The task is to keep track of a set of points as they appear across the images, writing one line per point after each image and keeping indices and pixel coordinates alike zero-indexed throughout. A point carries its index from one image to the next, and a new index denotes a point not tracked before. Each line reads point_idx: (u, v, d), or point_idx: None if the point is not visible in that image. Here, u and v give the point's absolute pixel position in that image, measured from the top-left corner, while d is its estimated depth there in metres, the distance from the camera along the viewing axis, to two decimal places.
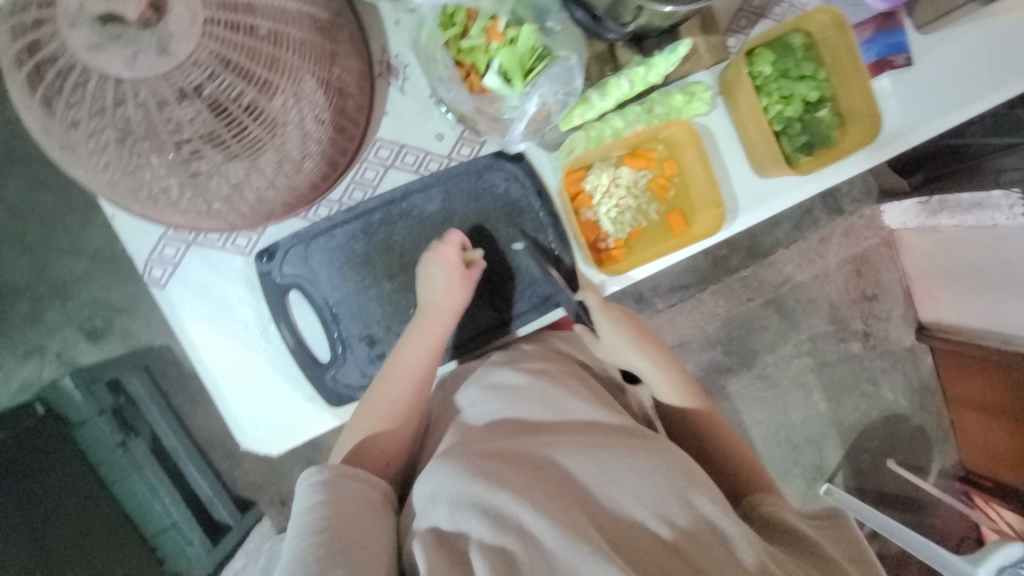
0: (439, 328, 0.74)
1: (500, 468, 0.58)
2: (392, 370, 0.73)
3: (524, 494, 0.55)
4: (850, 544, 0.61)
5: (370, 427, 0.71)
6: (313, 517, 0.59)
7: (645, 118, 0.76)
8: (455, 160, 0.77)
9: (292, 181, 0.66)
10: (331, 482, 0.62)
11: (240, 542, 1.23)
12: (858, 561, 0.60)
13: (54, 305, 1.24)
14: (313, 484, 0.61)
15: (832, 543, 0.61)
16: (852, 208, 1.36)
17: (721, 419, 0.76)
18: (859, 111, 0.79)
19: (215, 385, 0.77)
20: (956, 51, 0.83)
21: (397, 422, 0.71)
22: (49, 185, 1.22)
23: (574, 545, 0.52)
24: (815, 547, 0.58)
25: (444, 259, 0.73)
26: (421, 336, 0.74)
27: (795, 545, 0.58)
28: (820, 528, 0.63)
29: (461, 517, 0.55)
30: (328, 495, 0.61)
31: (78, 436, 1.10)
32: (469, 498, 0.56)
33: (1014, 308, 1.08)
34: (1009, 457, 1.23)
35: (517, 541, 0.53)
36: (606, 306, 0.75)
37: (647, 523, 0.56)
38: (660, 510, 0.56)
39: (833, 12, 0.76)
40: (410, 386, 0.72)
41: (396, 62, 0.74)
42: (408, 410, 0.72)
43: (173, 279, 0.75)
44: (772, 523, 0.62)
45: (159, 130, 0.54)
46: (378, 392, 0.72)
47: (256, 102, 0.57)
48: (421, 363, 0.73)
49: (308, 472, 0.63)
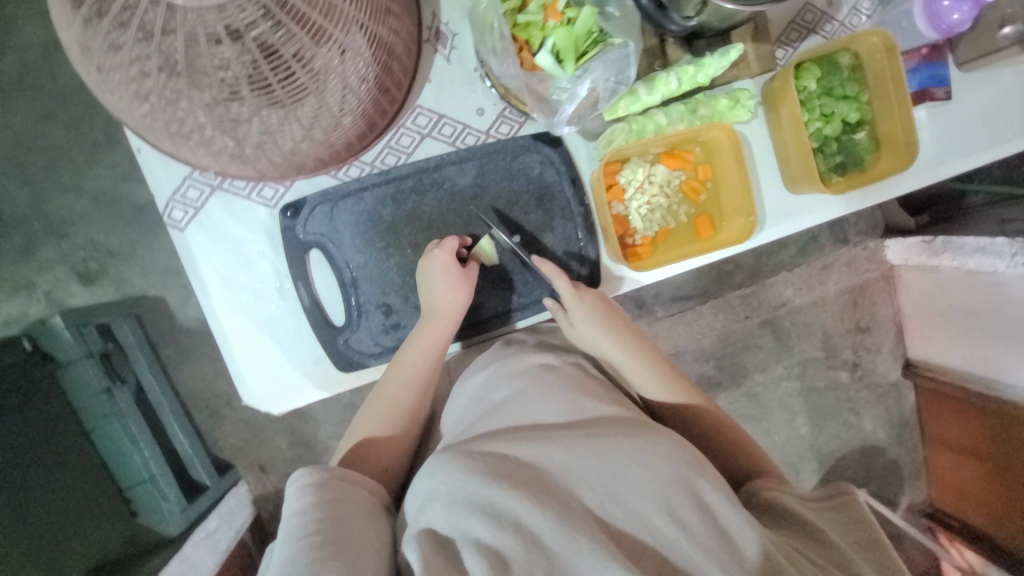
0: (444, 333, 0.74)
1: (499, 466, 0.58)
2: (396, 372, 0.72)
3: (524, 494, 0.55)
4: (859, 526, 0.60)
5: (370, 431, 0.70)
6: (305, 518, 0.55)
7: (689, 117, 0.76)
8: (493, 137, 0.78)
9: (328, 136, 0.65)
10: (323, 484, 0.58)
11: (214, 504, 1.19)
12: (866, 546, 0.59)
13: (48, 242, 1.20)
14: (302, 487, 0.57)
15: (836, 527, 0.60)
16: (857, 239, 1.38)
17: (708, 406, 0.75)
18: (896, 137, 0.79)
19: (223, 336, 0.76)
20: (994, 93, 0.84)
21: (396, 429, 0.71)
22: (57, 118, 1.18)
23: (574, 541, 0.52)
24: (820, 534, 0.57)
25: (438, 262, 0.72)
26: (422, 341, 0.73)
27: (798, 533, 0.58)
28: (825, 512, 0.62)
29: (459, 516, 0.54)
30: (320, 497, 0.57)
31: (64, 376, 1.05)
32: (468, 495, 0.55)
33: (1005, 356, 1.10)
34: (977, 499, 1.26)
35: (515, 540, 0.52)
36: (578, 291, 0.75)
37: (649, 515, 0.54)
38: (666, 502, 0.54)
39: (884, 35, 0.76)
40: (411, 394, 0.72)
41: (446, 30, 0.74)
42: (410, 417, 0.71)
43: (193, 222, 0.75)
44: (775, 510, 0.61)
45: (204, 66, 0.51)
46: (381, 394, 0.72)
47: (308, 50, 0.55)
48: (426, 367, 0.73)
49: (296, 474, 0.58)
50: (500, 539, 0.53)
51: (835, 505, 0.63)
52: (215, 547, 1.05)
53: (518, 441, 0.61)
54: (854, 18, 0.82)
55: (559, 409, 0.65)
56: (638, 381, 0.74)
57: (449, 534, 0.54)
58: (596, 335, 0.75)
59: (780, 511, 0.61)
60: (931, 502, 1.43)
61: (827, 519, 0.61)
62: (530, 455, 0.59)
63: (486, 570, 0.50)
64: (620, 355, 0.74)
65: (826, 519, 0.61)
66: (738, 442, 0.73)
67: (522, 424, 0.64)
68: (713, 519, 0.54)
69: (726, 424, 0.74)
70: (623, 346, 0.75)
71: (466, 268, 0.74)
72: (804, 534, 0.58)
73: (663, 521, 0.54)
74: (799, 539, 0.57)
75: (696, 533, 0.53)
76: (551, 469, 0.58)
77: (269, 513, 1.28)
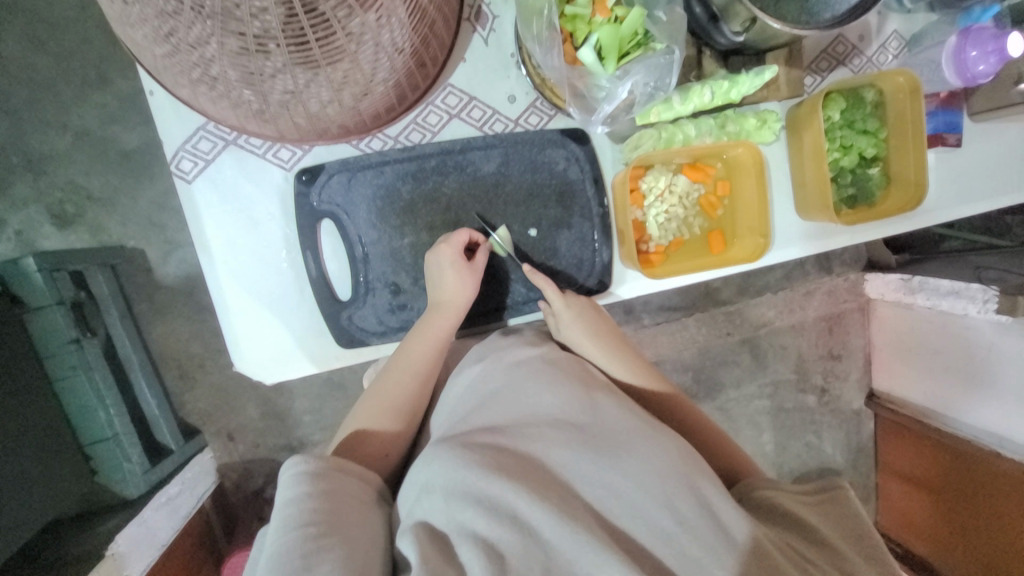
0: (447, 325, 0.73)
1: (498, 458, 0.57)
2: (399, 360, 0.71)
3: (522, 488, 0.55)
4: (850, 520, 0.62)
5: (369, 417, 0.69)
6: (299, 509, 0.53)
7: (716, 132, 0.77)
8: (521, 127, 0.77)
9: (357, 103, 0.62)
10: (316, 474, 0.56)
11: (178, 469, 1.14)
12: (856, 537, 0.60)
13: (25, 178, 1.13)
14: (295, 476, 0.55)
15: (830, 522, 0.62)
16: (840, 270, 1.42)
17: (687, 401, 0.76)
18: (906, 178, 0.82)
19: (222, 301, 0.74)
20: (999, 145, 0.88)
21: (394, 417, 0.69)
22: (47, 47, 1.10)
23: (569, 534, 0.53)
24: (813, 534, 0.59)
25: (448, 253, 0.71)
26: (427, 332, 0.72)
27: (794, 533, 0.59)
28: (819, 506, 0.63)
29: (457, 508, 0.54)
30: (314, 488, 0.55)
31: (29, 322, 0.97)
32: (468, 488, 0.55)
33: (965, 396, 1.16)
34: (924, 529, 1.32)
35: (512, 534, 0.52)
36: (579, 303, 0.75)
37: (647, 510, 0.54)
38: (661, 496, 0.55)
39: (911, 76, 0.78)
40: (414, 379, 0.71)
41: (488, 11, 0.73)
42: (409, 404, 0.70)
43: (202, 175, 0.72)
44: (769, 508, 0.62)
45: (241, 13, 0.48)
46: (381, 383, 0.71)
47: (352, 10, 0.51)
48: (427, 357, 0.72)
49: (289, 462, 0.56)
50: (496, 529, 0.52)
51: (828, 499, 0.64)
52: (175, 512, 1.05)
53: (515, 434, 0.60)
54: (882, 56, 0.85)
55: (559, 402, 0.64)
56: (624, 381, 0.76)
57: (444, 527, 0.54)
58: (585, 332, 0.75)
59: (774, 509, 0.62)
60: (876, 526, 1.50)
61: (822, 514, 0.62)
62: (528, 449, 0.59)
63: (482, 564, 0.50)
64: (610, 362, 0.75)
65: (820, 514, 0.62)
66: (714, 440, 0.73)
67: (519, 417, 0.63)
68: (708, 515, 0.54)
69: (704, 420, 0.75)
70: (611, 352, 0.75)
71: (473, 262, 0.73)
72: (799, 533, 0.59)
73: (662, 524, 0.54)
74: (796, 539, 0.58)
75: (692, 527, 0.54)
76: (550, 464, 0.58)
77: (232, 482, 1.25)
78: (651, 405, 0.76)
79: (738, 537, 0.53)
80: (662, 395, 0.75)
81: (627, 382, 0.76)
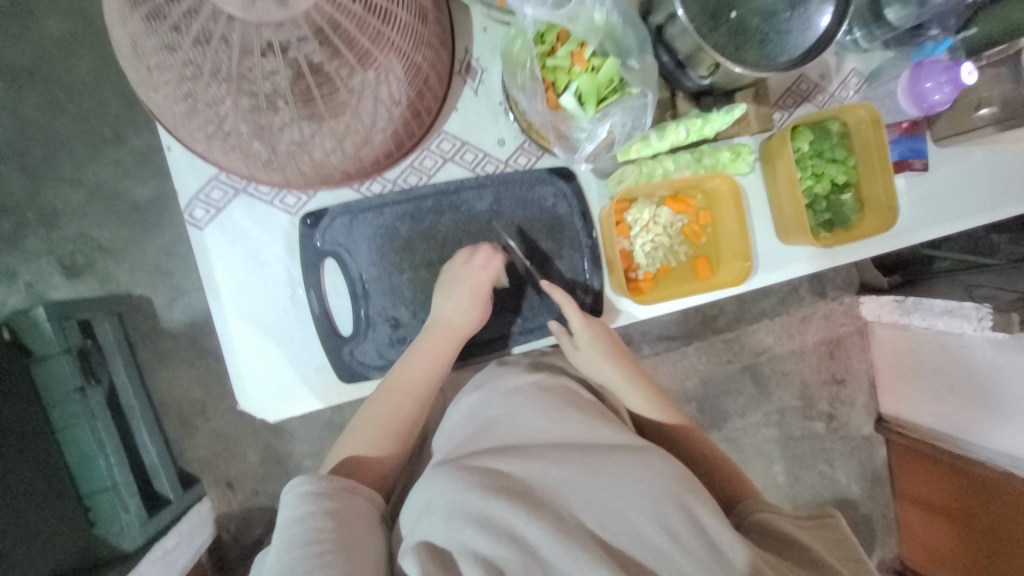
0: (447, 348, 0.74)
1: (497, 479, 0.58)
2: (399, 383, 0.72)
3: (521, 507, 0.55)
4: (843, 545, 0.62)
5: (369, 437, 0.70)
6: (304, 527, 0.56)
7: (694, 165, 0.82)
8: (511, 167, 0.82)
9: (358, 151, 0.66)
10: (321, 494, 0.59)
11: (175, 520, 1.12)
12: (852, 562, 0.60)
13: (38, 233, 1.18)
14: (300, 496, 0.58)
15: (823, 545, 0.61)
16: (834, 294, 1.44)
17: (699, 431, 0.79)
18: (878, 202, 0.86)
19: (228, 339, 0.77)
20: (965, 167, 0.93)
21: (394, 438, 0.71)
22: (65, 109, 1.18)
23: (568, 552, 0.52)
24: (808, 555, 0.59)
25: (472, 276, 0.74)
26: (427, 354, 0.74)
27: (789, 556, 0.59)
28: (813, 530, 0.63)
29: (456, 525, 0.54)
30: (318, 506, 0.58)
31: (36, 371, 0.99)
32: (467, 507, 0.55)
33: (980, 418, 1.14)
34: (948, 559, 1.28)
35: (511, 550, 0.53)
36: (589, 322, 0.77)
37: (644, 530, 0.54)
38: (655, 514, 0.55)
39: (870, 108, 0.84)
40: (411, 399, 0.72)
41: (477, 65, 0.79)
42: (409, 424, 0.72)
43: (213, 222, 0.76)
44: (767, 531, 0.62)
45: (255, 77, 0.55)
46: (375, 404, 0.72)
47: (352, 69, 0.57)
48: (427, 379, 0.73)
49: (295, 482, 0.59)
50: (495, 548, 0.52)
51: (820, 524, 0.64)
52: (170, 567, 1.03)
53: (516, 457, 0.60)
54: (843, 92, 0.92)
55: (554, 427, 0.65)
56: (632, 403, 0.79)
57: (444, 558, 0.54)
58: (600, 354, 0.77)
59: (770, 531, 0.62)
60: (901, 559, 1.45)
61: (817, 537, 0.62)
62: (525, 472, 0.59)
63: None
64: (620, 383, 0.78)
65: (814, 536, 0.62)
66: (722, 468, 0.75)
67: (518, 442, 0.63)
68: (704, 535, 0.54)
69: (716, 452, 0.77)
70: (624, 374, 0.78)
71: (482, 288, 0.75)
72: (795, 556, 0.59)
73: (662, 546, 0.54)
74: (791, 562, 0.58)
75: (689, 546, 0.54)
76: (545, 486, 0.58)
77: (231, 534, 1.22)
78: (662, 430, 0.79)
79: (737, 557, 0.53)
80: (670, 423, 0.78)
81: (635, 406, 0.79)
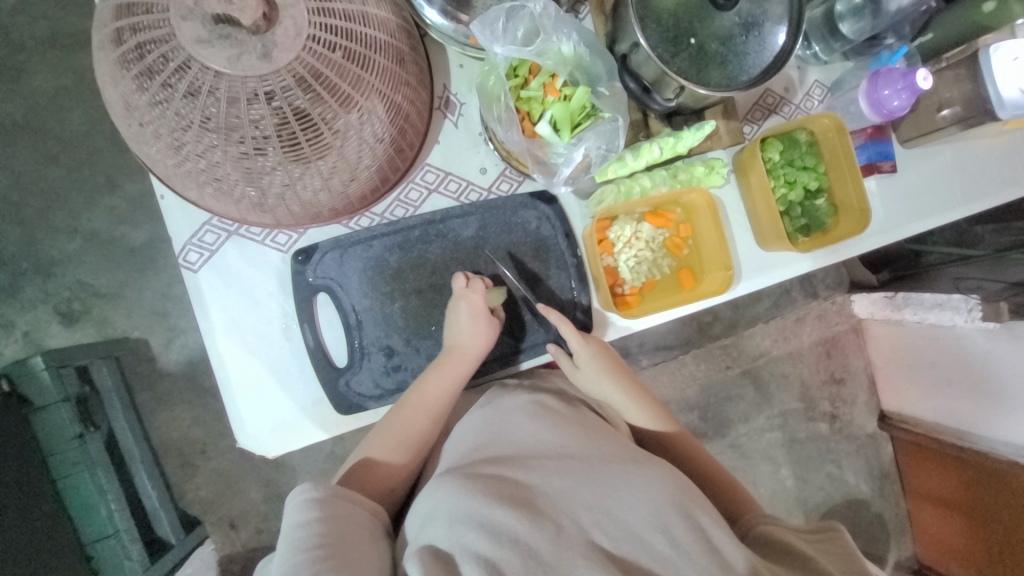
0: (460, 371, 0.75)
1: (498, 486, 0.58)
2: (410, 402, 0.74)
3: (523, 517, 0.56)
4: (849, 561, 0.62)
5: (377, 452, 0.72)
6: (307, 532, 0.57)
7: (670, 181, 0.84)
8: (495, 193, 0.85)
9: (346, 187, 0.69)
10: (325, 500, 0.60)
11: (179, 563, 1.12)
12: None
13: (34, 282, 1.20)
14: (303, 502, 0.59)
15: (827, 558, 0.62)
16: (826, 294, 1.46)
17: (689, 439, 0.80)
18: (851, 205, 0.89)
19: (224, 375, 0.78)
20: (935, 165, 0.96)
21: (406, 456, 0.72)
22: (59, 160, 1.21)
23: (569, 557, 0.54)
24: (806, 562, 0.59)
25: (472, 305, 0.75)
26: (442, 373, 0.75)
27: (786, 563, 0.60)
28: (816, 543, 0.64)
29: (459, 531, 0.55)
30: (322, 512, 0.59)
31: (36, 420, 1.00)
32: (469, 513, 0.55)
33: (979, 408, 1.15)
34: (962, 555, 1.28)
35: (513, 555, 0.53)
36: (586, 339, 0.79)
37: (645, 536, 0.55)
38: (657, 520, 0.56)
39: (834, 117, 0.88)
40: (427, 420, 0.73)
41: (455, 100, 0.83)
42: (418, 442, 0.73)
43: (207, 263, 0.78)
44: (767, 541, 0.64)
45: (243, 125, 0.58)
46: (391, 419, 0.73)
47: (334, 113, 0.60)
48: (440, 399, 0.74)
49: (298, 489, 0.60)
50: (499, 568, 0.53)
51: (825, 539, 0.64)
52: None
53: (518, 468, 0.61)
54: (808, 102, 0.96)
55: (555, 439, 0.65)
56: (628, 414, 0.80)
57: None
58: (600, 370, 0.78)
59: (771, 541, 0.64)
60: (918, 558, 1.44)
61: (819, 550, 0.63)
62: (528, 478, 0.60)
63: None
64: (619, 399, 0.79)
65: (816, 548, 0.63)
66: (727, 484, 0.76)
67: (521, 453, 0.64)
68: (705, 540, 0.55)
69: (717, 466, 0.78)
70: (623, 389, 0.79)
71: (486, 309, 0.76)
72: (790, 561, 0.60)
73: (664, 555, 0.54)
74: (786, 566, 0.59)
75: (691, 554, 0.54)
76: (545, 492, 0.58)
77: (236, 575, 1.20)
78: (664, 443, 0.79)
79: (737, 561, 0.54)
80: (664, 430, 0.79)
81: (637, 422, 0.80)
